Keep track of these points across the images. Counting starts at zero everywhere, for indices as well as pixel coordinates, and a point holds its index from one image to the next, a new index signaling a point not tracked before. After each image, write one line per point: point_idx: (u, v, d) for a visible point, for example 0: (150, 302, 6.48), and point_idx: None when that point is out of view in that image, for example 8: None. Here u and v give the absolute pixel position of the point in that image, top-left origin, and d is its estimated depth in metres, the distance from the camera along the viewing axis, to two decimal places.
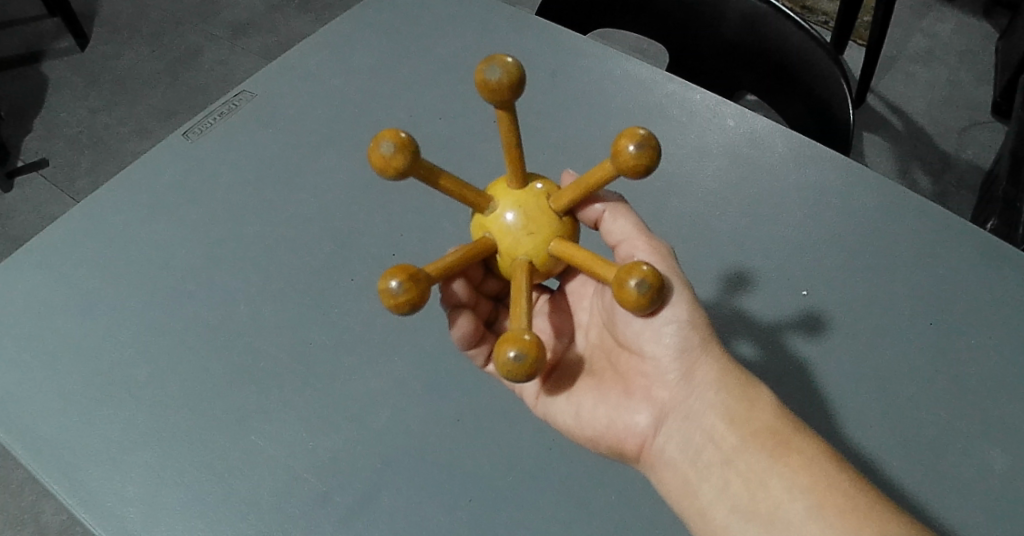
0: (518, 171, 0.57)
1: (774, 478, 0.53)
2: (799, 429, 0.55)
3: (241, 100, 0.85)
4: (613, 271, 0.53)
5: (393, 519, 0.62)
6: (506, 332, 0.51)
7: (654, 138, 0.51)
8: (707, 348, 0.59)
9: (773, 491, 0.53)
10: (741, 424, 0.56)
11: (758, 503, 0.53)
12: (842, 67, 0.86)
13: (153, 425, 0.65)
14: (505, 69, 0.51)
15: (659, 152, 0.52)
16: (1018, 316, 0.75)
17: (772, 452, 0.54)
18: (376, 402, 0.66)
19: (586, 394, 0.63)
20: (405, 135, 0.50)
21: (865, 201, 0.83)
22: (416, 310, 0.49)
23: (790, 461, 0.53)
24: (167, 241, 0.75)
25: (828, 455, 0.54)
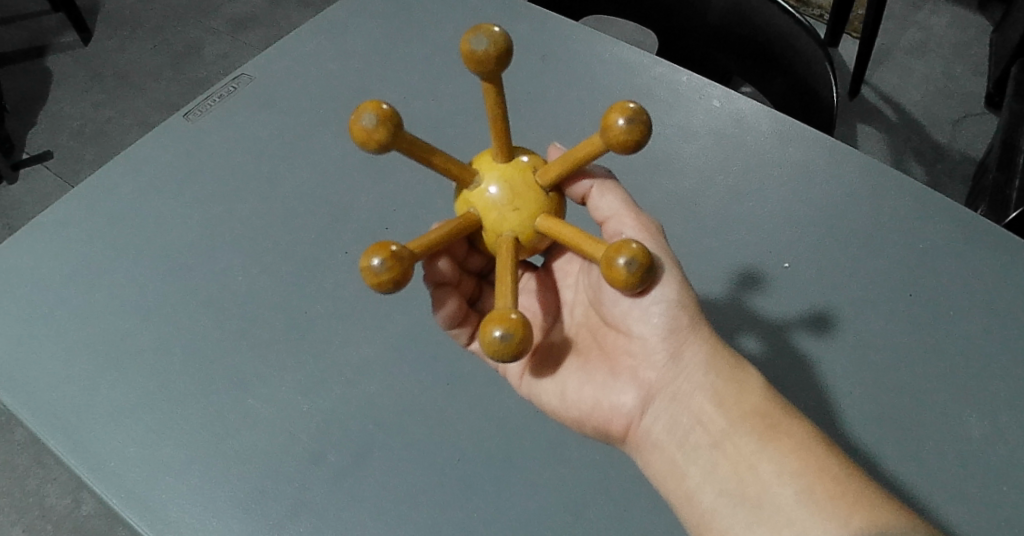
0: (504, 146, 0.58)
1: (763, 462, 0.54)
2: (787, 413, 0.57)
3: (240, 83, 0.87)
4: (601, 249, 0.54)
5: (384, 478, 0.64)
6: (493, 311, 0.52)
7: (644, 113, 0.53)
8: (695, 330, 0.60)
9: (762, 475, 0.54)
10: (730, 408, 0.57)
11: (747, 487, 0.54)
12: (826, 50, 0.87)
13: (152, 389, 0.67)
14: (491, 39, 0.52)
15: (648, 128, 0.53)
16: (990, 287, 0.78)
17: (762, 436, 0.55)
18: (367, 367, 0.69)
19: (572, 374, 0.64)
20: (388, 108, 0.51)
21: (845, 178, 0.86)
22: (400, 288, 0.51)
23: (780, 445, 0.55)
24: (166, 216, 0.77)
25: (817, 440, 0.55)
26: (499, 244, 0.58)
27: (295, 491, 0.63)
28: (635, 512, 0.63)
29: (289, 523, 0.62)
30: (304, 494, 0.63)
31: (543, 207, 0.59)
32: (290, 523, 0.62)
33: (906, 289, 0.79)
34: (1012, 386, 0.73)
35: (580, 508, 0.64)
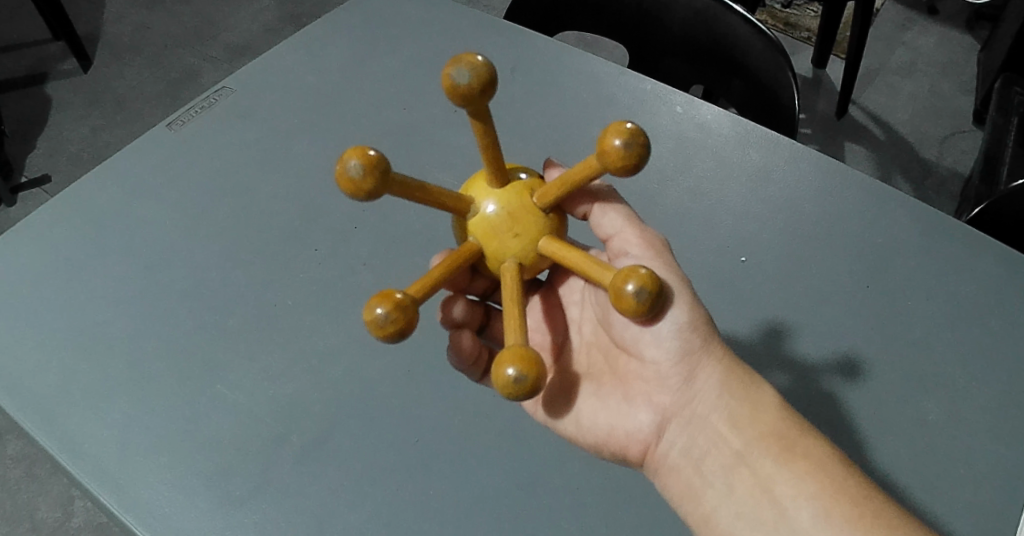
0: (497, 172, 0.58)
1: (780, 484, 0.56)
2: (803, 432, 0.58)
3: (222, 94, 0.91)
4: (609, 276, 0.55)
5: (347, 458, 0.67)
6: (504, 350, 0.53)
7: (642, 135, 0.54)
8: (708, 350, 0.61)
9: (779, 498, 0.56)
10: (746, 429, 0.59)
11: (765, 510, 0.56)
12: (786, 56, 0.93)
13: (127, 377, 0.70)
14: (474, 72, 0.53)
15: (647, 149, 0.54)
16: (936, 279, 0.82)
17: (779, 461, 0.57)
18: (334, 356, 0.72)
19: (586, 400, 0.66)
20: (374, 156, 0.51)
21: (802, 178, 0.89)
22: (406, 336, 0.52)
23: (795, 467, 0.56)
24: (145, 217, 0.80)
25: (834, 461, 0.57)
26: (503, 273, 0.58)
27: (259, 470, 0.66)
28: (587, 488, 0.67)
29: (253, 500, 0.64)
30: (268, 472, 0.65)
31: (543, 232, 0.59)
32: (254, 501, 0.64)
33: (864, 282, 0.82)
34: (961, 373, 0.76)
35: (535, 485, 0.66)
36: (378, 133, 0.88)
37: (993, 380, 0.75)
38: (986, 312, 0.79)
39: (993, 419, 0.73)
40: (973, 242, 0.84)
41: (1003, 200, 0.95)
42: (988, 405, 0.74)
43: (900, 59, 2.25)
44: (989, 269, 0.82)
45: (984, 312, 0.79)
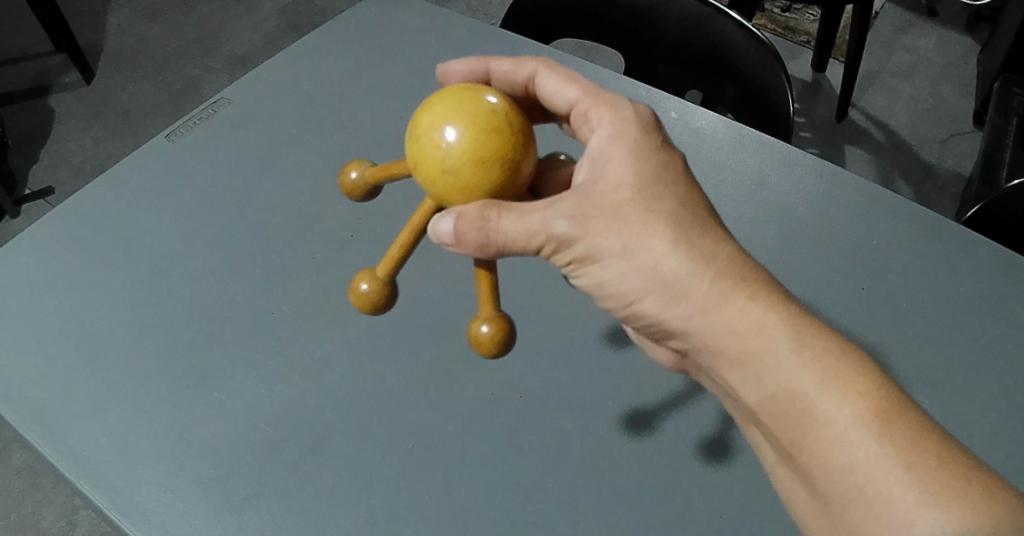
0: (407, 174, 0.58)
1: (801, 453, 0.51)
2: (818, 391, 0.51)
3: (220, 106, 0.92)
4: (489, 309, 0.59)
5: (344, 463, 0.67)
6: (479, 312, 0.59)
7: (364, 307, 0.60)
8: (686, 302, 0.54)
9: (804, 465, 0.51)
10: (753, 389, 0.53)
11: (799, 477, 0.53)
12: (780, 60, 0.94)
13: (127, 385, 0.70)
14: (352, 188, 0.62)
15: (374, 307, 0.60)
16: (932, 280, 0.82)
17: (796, 422, 0.51)
18: (332, 364, 0.72)
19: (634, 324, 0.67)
20: (351, 188, 0.62)
21: (797, 181, 0.90)
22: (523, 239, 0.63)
23: (813, 434, 0.50)
24: (144, 228, 0.81)
25: (854, 424, 0.49)
26: None
27: (258, 476, 0.66)
28: (582, 491, 0.67)
29: (250, 506, 0.65)
30: (266, 478, 0.66)
31: (477, 192, 0.55)
32: (253, 507, 0.65)
33: (859, 284, 0.82)
34: (958, 372, 0.76)
35: (530, 488, 0.67)
36: (374, 141, 0.89)
37: (990, 378, 0.75)
38: (982, 312, 0.79)
39: (991, 417, 0.73)
40: (968, 243, 0.84)
41: (999, 200, 0.96)
42: (985, 404, 0.74)
43: (899, 63, 2.25)
44: (984, 269, 0.82)
45: (981, 312, 0.79)
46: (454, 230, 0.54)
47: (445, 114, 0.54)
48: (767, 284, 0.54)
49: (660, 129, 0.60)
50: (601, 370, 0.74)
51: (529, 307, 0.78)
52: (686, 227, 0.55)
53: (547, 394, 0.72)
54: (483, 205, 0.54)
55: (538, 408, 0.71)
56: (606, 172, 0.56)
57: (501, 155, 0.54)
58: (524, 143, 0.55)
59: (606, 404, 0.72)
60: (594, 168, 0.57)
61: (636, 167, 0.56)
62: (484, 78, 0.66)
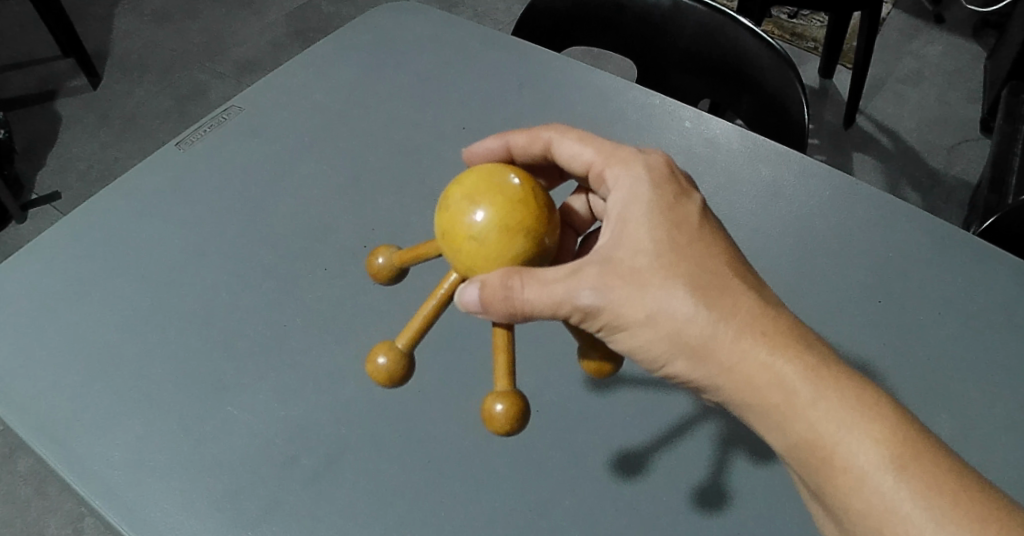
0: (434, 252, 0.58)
1: (829, 500, 0.52)
2: (836, 444, 0.51)
3: (230, 113, 0.91)
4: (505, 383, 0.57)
5: (357, 478, 0.66)
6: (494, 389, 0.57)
7: (377, 379, 0.57)
8: (708, 361, 0.54)
9: (832, 512, 0.53)
10: (778, 440, 0.54)
11: (830, 519, 0.54)
12: (796, 69, 0.93)
13: (139, 399, 0.70)
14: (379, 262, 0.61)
15: (390, 382, 0.57)
16: (949, 293, 0.81)
17: (820, 471, 0.52)
18: (345, 378, 0.71)
19: None
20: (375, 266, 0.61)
21: (813, 192, 0.88)
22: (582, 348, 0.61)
23: (836, 485, 0.51)
24: (155, 239, 0.80)
25: (877, 470, 0.50)
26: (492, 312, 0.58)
27: (271, 491, 0.65)
28: (597, 508, 0.67)
29: (263, 522, 0.64)
30: (279, 493, 0.65)
31: (504, 260, 0.55)
32: (265, 522, 0.64)
33: (875, 296, 0.81)
34: (974, 384, 0.75)
35: (546, 505, 0.66)
36: (384, 150, 0.88)
37: (1007, 392, 0.75)
38: (998, 324, 0.79)
39: (1009, 434, 0.73)
40: (984, 254, 0.83)
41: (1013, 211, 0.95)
42: (1002, 421, 0.73)
43: (906, 70, 2.25)
44: (1000, 280, 0.81)
45: (997, 326, 0.78)
46: (479, 298, 0.54)
47: (471, 192, 0.56)
48: (788, 334, 0.54)
49: (675, 182, 0.59)
50: (614, 384, 0.73)
51: (542, 319, 0.78)
52: (706, 285, 0.54)
53: (561, 409, 0.72)
54: (506, 271, 0.54)
55: (553, 424, 0.71)
56: (624, 235, 0.56)
57: (527, 226, 0.55)
58: (549, 215, 0.56)
59: (618, 417, 0.71)
60: (614, 232, 0.57)
61: (654, 228, 0.56)
62: (504, 154, 0.67)
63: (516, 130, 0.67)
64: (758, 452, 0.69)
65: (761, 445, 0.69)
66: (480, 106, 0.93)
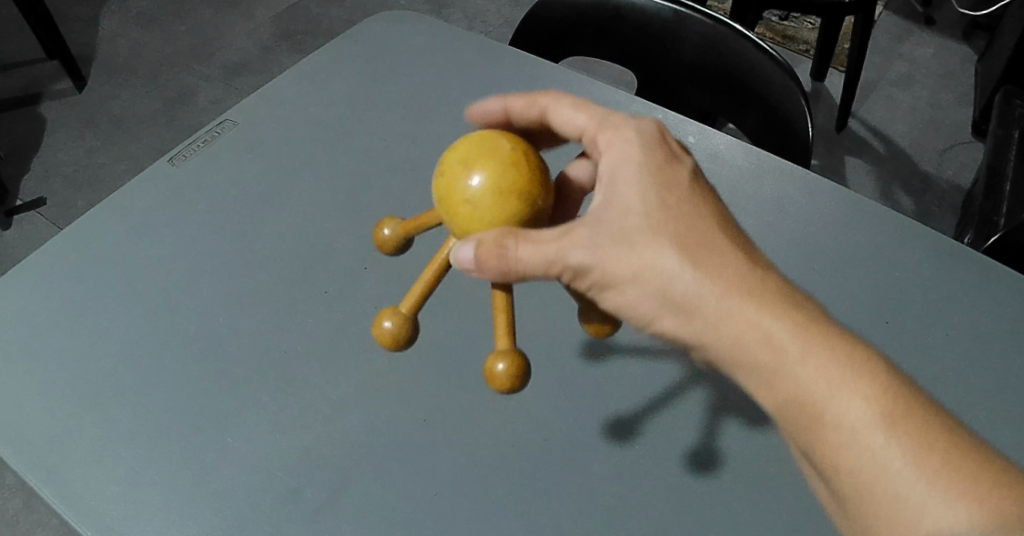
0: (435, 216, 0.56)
1: (818, 462, 0.51)
2: (824, 405, 0.49)
3: (224, 127, 0.89)
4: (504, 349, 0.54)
5: (360, 516, 0.61)
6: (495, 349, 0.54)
7: (382, 341, 0.54)
8: (693, 316, 0.52)
9: (822, 473, 0.51)
10: (766, 403, 0.52)
11: (819, 482, 0.52)
12: (799, 82, 0.92)
13: (137, 426, 0.65)
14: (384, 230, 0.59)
15: (393, 345, 0.54)
16: (961, 311, 0.79)
17: (808, 433, 0.50)
18: (346, 405, 0.66)
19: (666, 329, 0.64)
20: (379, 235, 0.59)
21: (818, 210, 0.87)
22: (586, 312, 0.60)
23: (824, 446, 0.50)
24: (148, 258, 0.76)
25: (866, 428, 0.48)
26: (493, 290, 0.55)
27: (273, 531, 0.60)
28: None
29: None
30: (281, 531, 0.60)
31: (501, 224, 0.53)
32: None
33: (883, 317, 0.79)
34: (988, 407, 0.73)
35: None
36: (382, 162, 0.85)
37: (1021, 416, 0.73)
38: (1007, 344, 0.77)
39: None
40: (992, 273, 0.82)
41: None
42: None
43: (898, 74, 2.24)
44: (1009, 299, 0.80)
45: (1010, 346, 0.77)
46: (475, 258, 0.52)
47: (464, 157, 0.54)
48: (775, 293, 0.52)
49: (665, 139, 0.57)
50: (628, 405, 0.68)
51: (547, 336, 0.72)
52: (694, 244, 0.53)
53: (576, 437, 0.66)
54: (500, 231, 0.52)
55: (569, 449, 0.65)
56: (615, 193, 0.55)
57: (522, 187, 0.53)
58: (542, 176, 0.54)
59: (635, 445, 0.66)
60: (604, 190, 0.55)
61: (644, 185, 0.54)
62: (502, 117, 0.62)
63: (515, 94, 0.63)
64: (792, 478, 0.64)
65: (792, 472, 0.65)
66: (478, 118, 0.90)
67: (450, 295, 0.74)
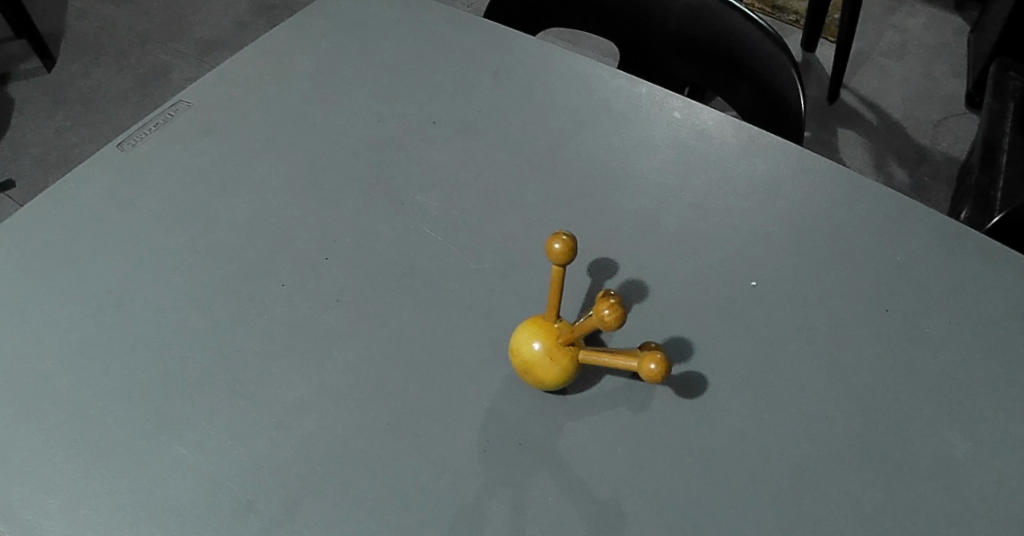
0: (525, 370, 0.62)
1: None
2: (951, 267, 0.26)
3: (178, 109, 0.82)
4: (567, 335, 0.61)
5: (315, 528, 0.55)
6: (644, 359, 0.57)
7: (659, 373, 0.56)
8: None
9: None
10: None
11: None
12: (791, 56, 0.87)
13: (78, 434, 0.59)
14: (535, 373, 0.61)
15: (665, 370, 0.57)
16: (975, 291, 0.73)
17: None
18: (305, 410, 0.61)
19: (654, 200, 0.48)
20: (540, 373, 0.61)
21: (820, 182, 0.80)
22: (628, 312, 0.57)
23: None
24: (93, 250, 0.71)
25: None
26: (535, 332, 0.62)
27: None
28: None
29: None
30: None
31: None
32: None
33: (887, 303, 0.72)
34: (1009, 401, 0.66)
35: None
36: (346, 145, 0.79)
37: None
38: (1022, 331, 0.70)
39: None
40: (1000, 255, 0.75)
41: None
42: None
43: (890, 45, 2.19)
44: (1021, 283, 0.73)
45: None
46: None
47: None
48: None
49: None
50: (608, 409, 0.63)
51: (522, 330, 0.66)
52: None
53: (554, 443, 0.61)
54: None
55: (545, 451, 0.60)
56: None
57: None
58: None
59: (617, 449, 0.61)
60: None
61: None
62: None
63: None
64: (772, 481, 0.61)
65: (783, 476, 0.61)
66: (450, 97, 0.84)
67: (418, 289, 0.68)
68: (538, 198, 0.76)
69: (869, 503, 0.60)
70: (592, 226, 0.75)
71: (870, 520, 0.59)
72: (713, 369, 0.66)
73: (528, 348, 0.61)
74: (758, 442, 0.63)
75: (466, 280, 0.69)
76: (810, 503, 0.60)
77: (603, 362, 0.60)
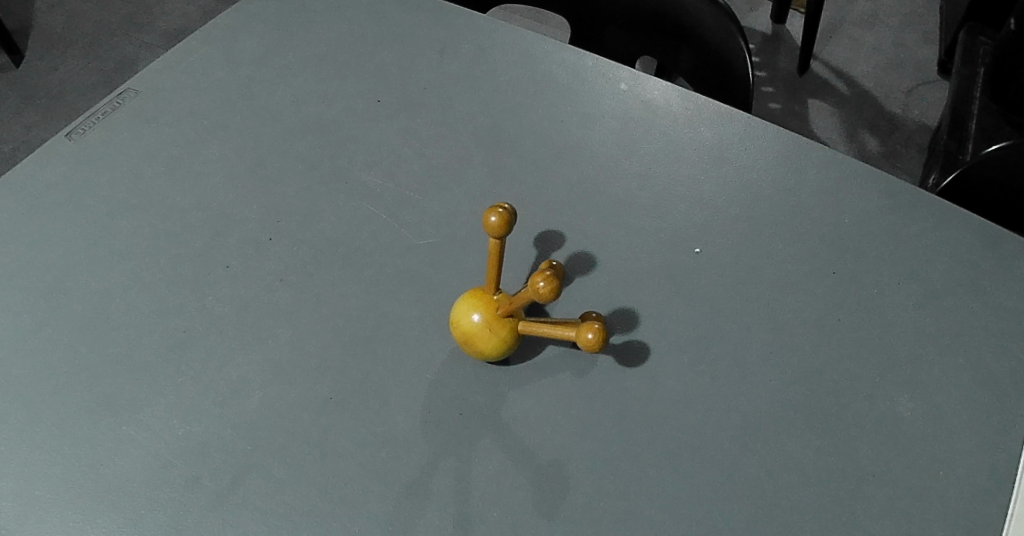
0: (470, 344, 0.62)
1: None
2: None
3: (126, 98, 0.82)
4: (504, 307, 0.61)
5: (260, 502, 0.57)
6: (583, 328, 0.57)
7: (598, 341, 0.57)
8: None
9: None
10: None
11: None
12: (737, 23, 0.88)
13: (26, 418, 0.60)
14: (479, 347, 0.62)
15: (604, 337, 0.57)
16: (914, 253, 0.74)
17: None
18: (250, 388, 0.62)
19: None
20: (484, 346, 0.61)
21: (765, 148, 0.81)
22: (562, 282, 0.57)
23: None
24: (37, 238, 0.71)
25: None
26: (476, 307, 0.62)
27: (170, 522, 0.56)
28: (534, 521, 0.57)
29: None
30: (178, 522, 0.56)
31: None
32: None
33: (829, 267, 0.73)
34: (948, 360, 0.68)
35: (469, 522, 0.57)
36: (294, 128, 0.79)
37: (975, 360, 0.68)
38: (963, 292, 0.72)
39: (989, 400, 0.66)
40: (943, 217, 0.77)
41: (976, 169, 0.86)
42: (979, 386, 0.67)
43: (860, 15, 2.19)
44: (961, 244, 0.75)
45: (966, 286, 0.72)
46: None
47: None
48: None
49: None
50: (551, 378, 0.64)
51: None
52: None
53: (496, 413, 0.62)
54: None
55: (488, 419, 0.62)
56: None
57: None
58: None
59: (557, 417, 0.62)
60: None
61: None
62: None
63: None
64: (709, 441, 0.62)
65: (720, 436, 0.62)
66: (400, 79, 0.85)
67: (365, 269, 0.69)
68: (485, 175, 0.77)
69: (807, 461, 0.62)
70: (538, 200, 0.75)
71: (806, 475, 0.61)
72: (657, 336, 0.68)
73: (466, 320, 0.62)
74: (696, 404, 0.64)
75: (412, 258, 0.70)
76: (745, 461, 0.61)
77: (545, 331, 0.60)
